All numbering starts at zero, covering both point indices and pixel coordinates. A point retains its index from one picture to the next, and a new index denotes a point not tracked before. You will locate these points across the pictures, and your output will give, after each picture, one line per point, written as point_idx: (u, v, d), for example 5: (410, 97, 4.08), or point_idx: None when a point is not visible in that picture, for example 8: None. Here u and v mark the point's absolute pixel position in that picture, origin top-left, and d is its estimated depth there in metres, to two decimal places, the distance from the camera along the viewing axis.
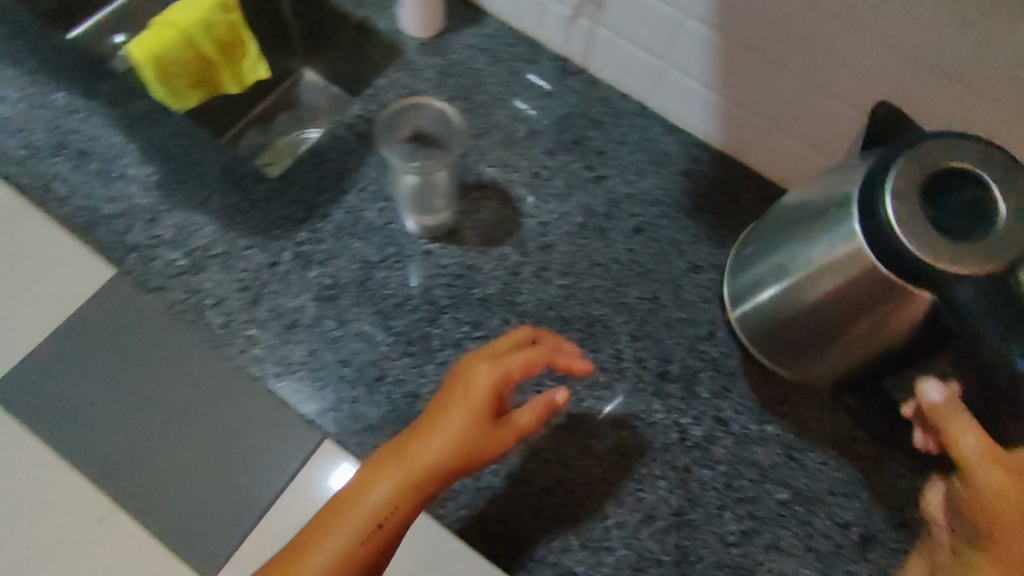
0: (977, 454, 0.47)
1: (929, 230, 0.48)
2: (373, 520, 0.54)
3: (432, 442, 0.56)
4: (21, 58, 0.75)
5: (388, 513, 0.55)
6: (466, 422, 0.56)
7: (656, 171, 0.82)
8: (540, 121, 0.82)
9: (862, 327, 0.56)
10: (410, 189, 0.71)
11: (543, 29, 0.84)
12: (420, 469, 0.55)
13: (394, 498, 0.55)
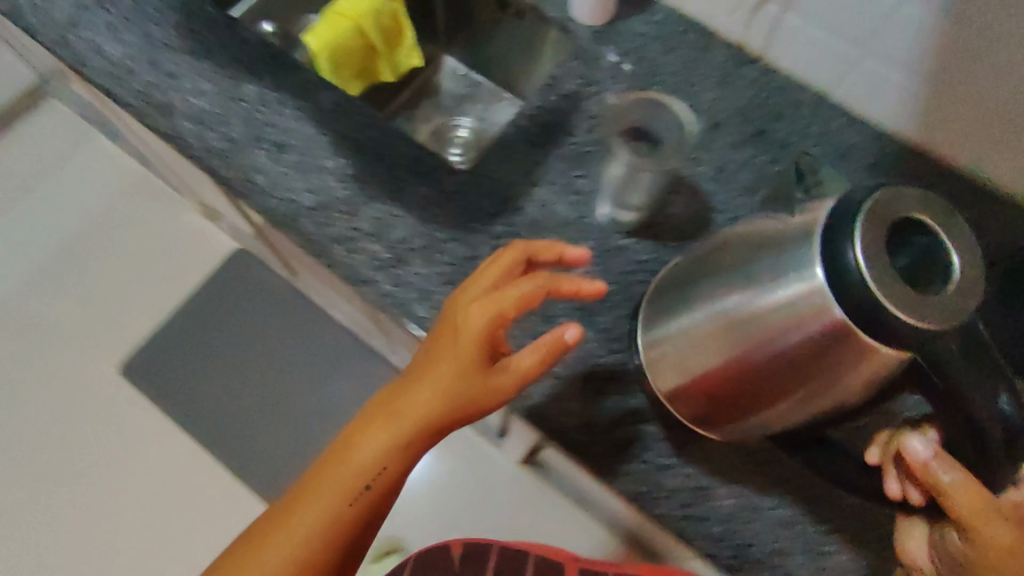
0: (974, 510, 0.45)
1: (898, 278, 0.43)
2: (382, 467, 0.56)
3: (425, 391, 0.56)
4: (212, 53, 0.75)
5: (375, 464, 0.56)
6: (440, 369, 0.56)
7: (841, 165, 0.79)
8: (721, 113, 0.80)
9: (798, 378, 0.52)
10: (619, 175, 0.71)
11: (720, 17, 0.82)
12: (410, 413, 0.56)
13: (383, 447, 0.56)
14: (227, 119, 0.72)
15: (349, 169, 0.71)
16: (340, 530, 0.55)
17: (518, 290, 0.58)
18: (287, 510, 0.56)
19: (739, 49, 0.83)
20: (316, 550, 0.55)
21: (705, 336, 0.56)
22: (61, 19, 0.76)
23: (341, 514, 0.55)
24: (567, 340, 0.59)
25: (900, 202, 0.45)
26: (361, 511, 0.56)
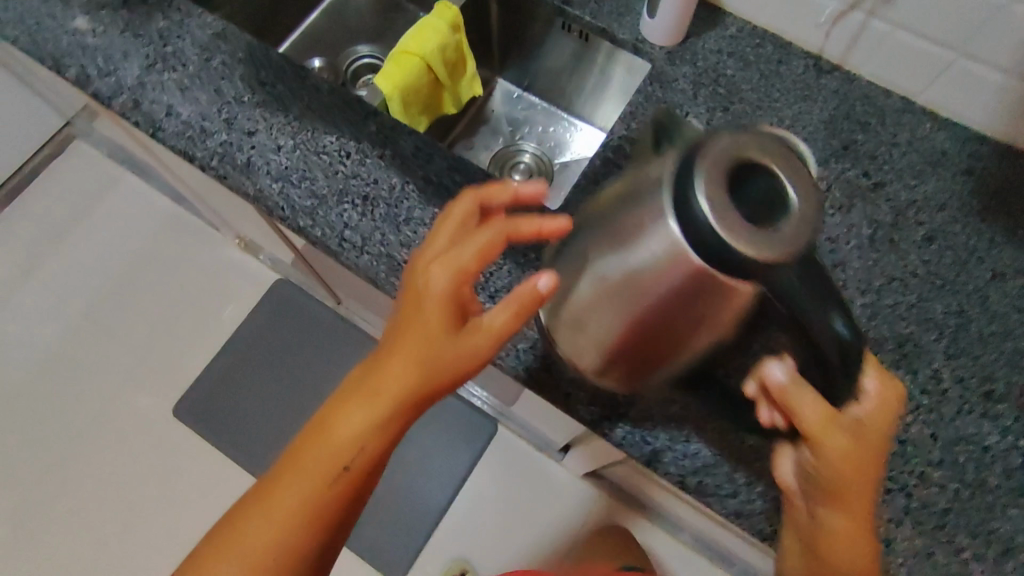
0: (824, 430, 0.49)
1: (735, 213, 0.42)
2: (361, 456, 0.51)
3: (397, 363, 0.50)
4: (285, 104, 0.74)
5: (353, 452, 0.51)
6: (418, 337, 0.50)
7: (936, 173, 0.76)
8: (806, 128, 0.77)
9: (662, 328, 0.51)
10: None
11: (797, 28, 0.79)
12: (389, 392, 0.50)
13: (364, 431, 0.51)
14: (311, 174, 0.71)
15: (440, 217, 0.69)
16: (319, 519, 0.52)
17: (477, 243, 0.51)
18: (265, 494, 0.52)
19: (817, 58, 0.81)
20: (293, 539, 0.51)
21: (591, 301, 0.52)
22: (131, 82, 0.74)
23: (320, 504, 0.51)
24: (542, 292, 0.50)
25: (731, 150, 0.43)
26: (338, 500, 0.52)
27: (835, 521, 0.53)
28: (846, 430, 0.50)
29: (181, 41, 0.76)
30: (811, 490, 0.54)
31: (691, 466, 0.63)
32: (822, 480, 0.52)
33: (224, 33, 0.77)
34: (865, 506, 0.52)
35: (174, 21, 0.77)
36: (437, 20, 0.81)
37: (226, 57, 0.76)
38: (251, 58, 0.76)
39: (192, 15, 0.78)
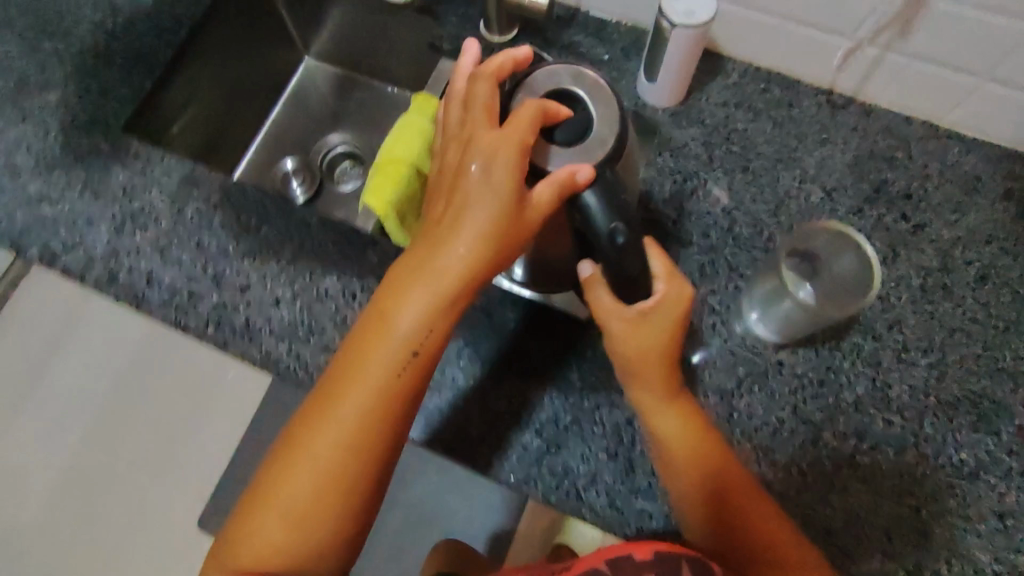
0: (607, 308, 0.53)
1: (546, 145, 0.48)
2: (421, 340, 0.47)
3: (435, 270, 0.46)
4: (274, 249, 0.67)
5: (413, 337, 0.47)
6: (468, 203, 0.46)
7: (976, 203, 0.71)
8: (833, 176, 0.71)
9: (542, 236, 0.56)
10: (777, 298, 0.64)
11: (804, 66, 0.73)
12: (445, 278, 0.46)
13: (420, 326, 0.47)
14: (319, 324, 0.65)
15: (470, 354, 0.65)
16: (381, 417, 0.47)
17: (517, 122, 0.46)
18: (319, 404, 0.47)
19: (829, 93, 0.74)
20: (360, 455, 0.47)
21: None
22: (103, 252, 0.67)
23: (386, 403, 0.47)
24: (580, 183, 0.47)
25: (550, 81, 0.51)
26: (401, 401, 0.47)
27: (672, 425, 0.56)
28: (628, 321, 0.53)
29: (146, 194, 0.69)
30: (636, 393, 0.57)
31: None
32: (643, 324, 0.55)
33: (190, 176, 0.70)
34: (669, 383, 0.56)
35: (133, 172, 0.70)
36: (421, 121, 0.74)
37: (200, 204, 0.69)
38: (227, 201, 0.69)
39: (150, 161, 0.70)
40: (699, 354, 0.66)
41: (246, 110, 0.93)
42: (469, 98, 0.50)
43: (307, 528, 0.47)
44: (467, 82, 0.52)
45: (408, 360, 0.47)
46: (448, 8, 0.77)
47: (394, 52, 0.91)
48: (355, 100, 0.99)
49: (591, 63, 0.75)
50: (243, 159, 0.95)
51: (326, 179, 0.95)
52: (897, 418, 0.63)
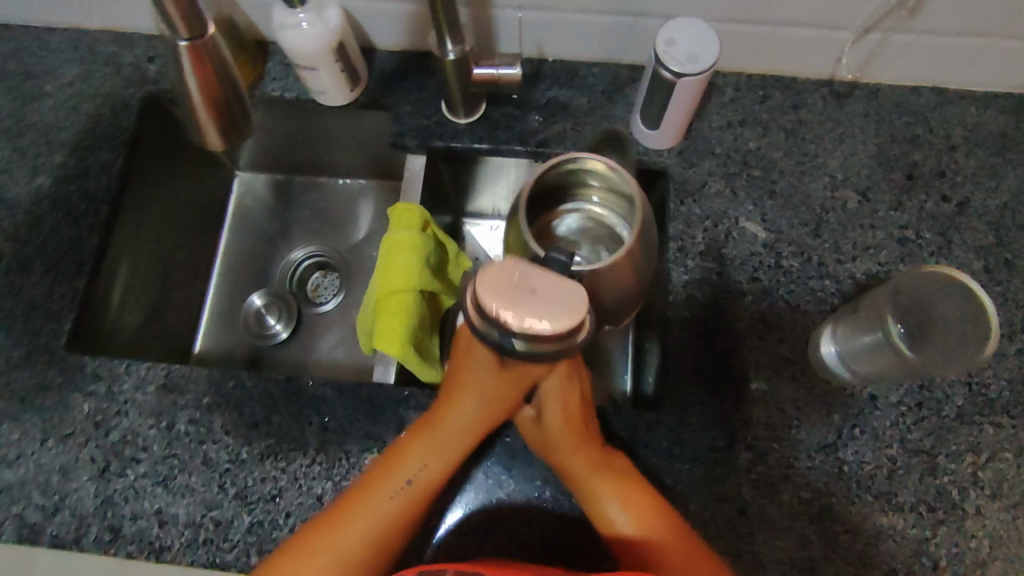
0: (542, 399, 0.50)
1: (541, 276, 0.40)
2: (428, 480, 0.51)
3: (461, 421, 0.51)
4: (295, 440, 0.58)
5: (422, 475, 0.51)
6: (497, 388, 0.49)
7: (1010, 161, 0.66)
8: (862, 175, 0.66)
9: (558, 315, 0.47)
10: (869, 330, 0.57)
11: (800, 62, 0.67)
12: (456, 440, 0.51)
13: (426, 466, 0.51)
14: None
15: (551, 490, 0.58)
16: (391, 539, 0.49)
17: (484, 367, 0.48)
18: (339, 512, 0.49)
19: (831, 82, 0.68)
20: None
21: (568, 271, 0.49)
22: (94, 505, 0.56)
23: (384, 534, 0.49)
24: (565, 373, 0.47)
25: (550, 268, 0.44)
26: (414, 523, 0.50)
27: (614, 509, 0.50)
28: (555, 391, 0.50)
29: (124, 419, 0.58)
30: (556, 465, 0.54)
31: None
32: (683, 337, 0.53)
33: (170, 380, 0.59)
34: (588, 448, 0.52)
35: (99, 398, 0.59)
36: (410, 236, 0.64)
37: (191, 411, 0.59)
38: (223, 399, 0.59)
39: (116, 379, 0.59)
40: (757, 382, 0.60)
41: (192, 255, 0.81)
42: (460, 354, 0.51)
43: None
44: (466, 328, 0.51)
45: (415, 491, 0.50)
46: (396, 97, 0.67)
47: (338, 149, 0.80)
48: (307, 205, 0.87)
49: (575, 119, 0.67)
50: (205, 306, 0.82)
51: (303, 302, 0.84)
52: (1005, 418, 0.60)
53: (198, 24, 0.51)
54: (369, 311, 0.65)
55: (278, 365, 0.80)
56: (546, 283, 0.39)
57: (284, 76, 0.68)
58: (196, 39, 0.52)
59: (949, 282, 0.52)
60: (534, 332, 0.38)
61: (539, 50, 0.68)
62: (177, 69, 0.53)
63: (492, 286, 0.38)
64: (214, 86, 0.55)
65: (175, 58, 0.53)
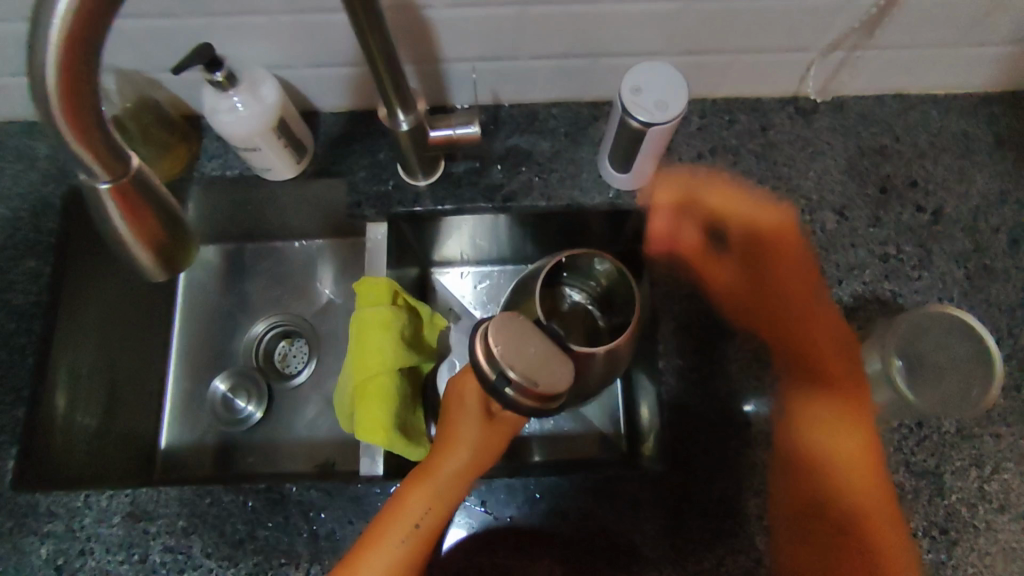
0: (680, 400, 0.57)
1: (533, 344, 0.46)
2: (432, 525, 0.50)
3: (456, 467, 0.51)
4: (283, 554, 0.53)
5: (425, 521, 0.50)
6: (482, 438, 0.51)
7: (977, 163, 0.65)
8: (836, 193, 0.64)
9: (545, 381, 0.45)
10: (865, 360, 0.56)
11: (761, 84, 0.66)
12: (453, 488, 0.50)
13: (430, 510, 0.50)
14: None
15: (559, 566, 0.55)
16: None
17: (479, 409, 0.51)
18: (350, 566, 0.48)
19: (795, 100, 0.67)
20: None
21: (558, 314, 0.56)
22: None
23: None
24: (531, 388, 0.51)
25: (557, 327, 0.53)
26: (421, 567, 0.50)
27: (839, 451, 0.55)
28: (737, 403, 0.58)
29: (91, 558, 0.54)
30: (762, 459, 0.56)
31: None
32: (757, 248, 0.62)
33: (138, 506, 0.55)
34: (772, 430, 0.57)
35: (59, 538, 0.54)
36: (381, 312, 0.61)
37: (166, 538, 0.54)
38: (199, 520, 0.54)
39: (76, 514, 0.55)
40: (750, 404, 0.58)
41: (145, 346, 0.75)
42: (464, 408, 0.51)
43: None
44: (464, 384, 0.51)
45: (420, 536, 0.49)
46: (349, 163, 0.63)
47: (293, 215, 0.74)
48: (263, 273, 0.81)
49: (540, 166, 0.63)
50: (166, 397, 0.76)
51: (272, 377, 0.78)
52: (1002, 426, 0.59)
53: (121, 161, 0.35)
54: (347, 397, 0.62)
55: (255, 450, 0.74)
56: (547, 347, 0.46)
57: (223, 152, 0.64)
58: (120, 178, 0.35)
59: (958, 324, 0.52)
60: (524, 383, 0.45)
61: (494, 96, 0.65)
62: (102, 219, 0.37)
63: (502, 334, 0.45)
64: (152, 230, 0.37)
65: (94, 204, 0.36)
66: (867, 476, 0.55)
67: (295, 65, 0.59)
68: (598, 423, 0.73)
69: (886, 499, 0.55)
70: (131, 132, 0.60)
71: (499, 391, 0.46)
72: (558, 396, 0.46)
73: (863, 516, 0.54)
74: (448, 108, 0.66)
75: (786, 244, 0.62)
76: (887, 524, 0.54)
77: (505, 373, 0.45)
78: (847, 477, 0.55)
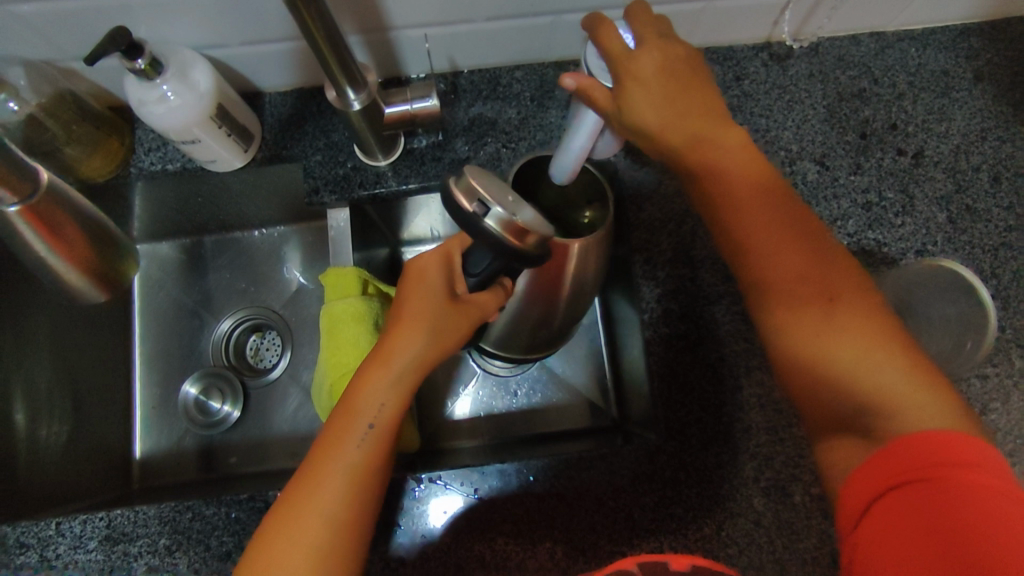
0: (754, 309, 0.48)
1: (501, 184, 0.42)
2: (393, 413, 0.46)
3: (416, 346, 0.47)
4: None
5: (386, 408, 0.46)
6: (445, 316, 0.48)
7: (956, 100, 0.63)
8: (816, 142, 0.62)
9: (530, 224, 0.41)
10: None
11: (734, 30, 0.62)
12: (413, 371, 0.47)
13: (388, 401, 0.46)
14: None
15: (562, 548, 0.54)
16: (362, 492, 0.45)
17: (433, 289, 0.48)
18: (307, 475, 0.45)
19: (769, 47, 0.64)
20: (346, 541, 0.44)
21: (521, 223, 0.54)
22: None
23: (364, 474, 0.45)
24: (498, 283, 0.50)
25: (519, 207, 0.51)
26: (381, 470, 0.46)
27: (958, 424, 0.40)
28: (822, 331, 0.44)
29: None
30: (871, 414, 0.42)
31: None
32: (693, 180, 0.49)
33: (115, 525, 0.53)
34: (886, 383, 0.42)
35: (34, 569, 0.52)
36: (352, 305, 0.58)
37: (148, 558, 0.52)
38: (182, 537, 0.52)
39: (48, 544, 0.52)
40: (737, 364, 0.57)
41: (106, 354, 0.71)
42: (422, 285, 0.48)
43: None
44: (422, 263, 0.48)
45: (383, 424, 0.46)
46: (302, 146, 0.59)
47: (249, 203, 0.69)
48: (225, 265, 0.77)
49: (507, 135, 0.60)
50: (135, 403, 0.73)
51: (245, 373, 0.74)
52: (989, 368, 0.57)
53: (34, 184, 0.43)
54: (325, 393, 0.59)
55: (236, 449, 0.71)
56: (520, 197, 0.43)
57: (160, 144, 0.59)
58: (32, 197, 0.44)
59: (945, 277, 0.51)
60: (508, 217, 0.40)
61: (451, 63, 0.61)
62: (18, 237, 0.45)
63: (479, 175, 0.42)
64: (67, 242, 0.47)
65: (13, 226, 0.44)
66: (849, 331, 0.43)
67: (228, 44, 0.54)
68: (585, 392, 0.72)
69: (946, 407, 0.41)
70: (55, 132, 0.55)
71: (479, 229, 0.40)
72: (540, 245, 0.42)
73: (875, 367, 0.42)
74: (402, 80, 0.62)
75: (687, 87, 0.49)
76: (923, 398, 0.41)
77: (486, 203, 0.40)
78: (860, 348, 0.43)
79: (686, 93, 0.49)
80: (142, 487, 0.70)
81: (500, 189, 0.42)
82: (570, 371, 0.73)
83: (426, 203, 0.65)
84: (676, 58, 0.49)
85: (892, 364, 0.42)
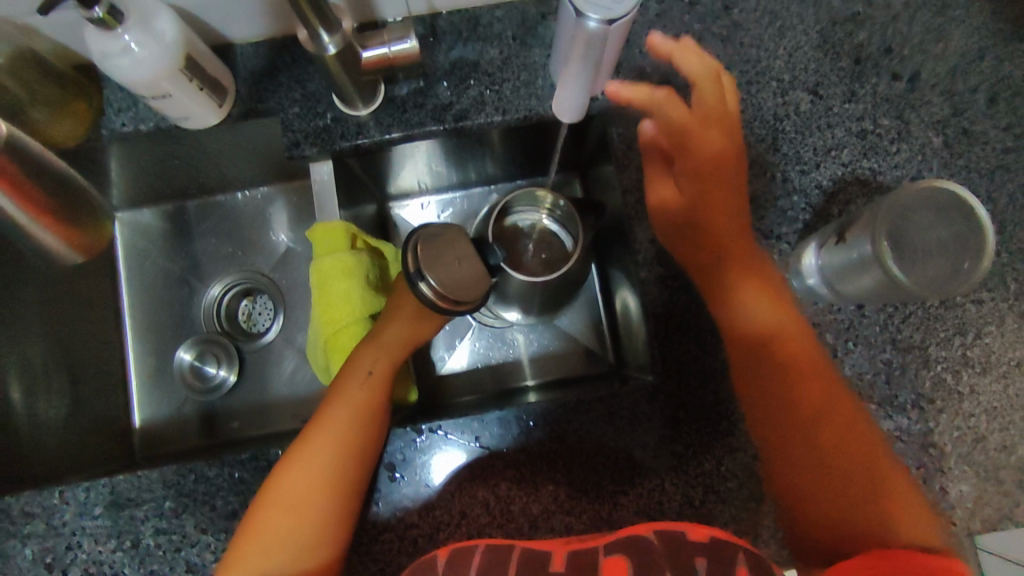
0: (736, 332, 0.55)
1: (446, 254, 0.52)
2: (384, 372, 0.54)
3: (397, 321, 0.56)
4: None
5: (376, 369, 0.54)
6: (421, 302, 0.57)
7: (953, 20, 0.61)
8: (809, 70, 0.60)
9: (455, 277, 0.51)
10: (854, 245, 0.53)
11: None
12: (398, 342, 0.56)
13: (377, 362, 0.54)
14: (381, 547, 0.53)
15: (566, 490, 0.54)
16: (353, 446, 0.51)
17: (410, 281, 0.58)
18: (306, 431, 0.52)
19: None
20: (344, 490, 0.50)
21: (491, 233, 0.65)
22: None
23: (355, 418, 0.51)
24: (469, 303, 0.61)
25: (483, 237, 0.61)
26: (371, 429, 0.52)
27: (917, 525, 0.48)
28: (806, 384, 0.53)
29: (81, 551, 0.52)
30: (852, 477, 0.51)
31: (976, 525, 0.54)
32: (697, 233, 0.57)
33: (120, 490, 0.53)
34: (880, 486, 0.50)
35: (42, 538, 0.52)
36: (342, 259, 0.57)
37: (156, 521, 0.52)
38: (187, 499, 0.52)
39: (54, 512, 0.53)
40: None
41: (95, 326, 0.70)
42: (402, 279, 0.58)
43: (309, 550, 0.48)
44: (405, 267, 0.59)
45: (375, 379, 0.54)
46: (278, 99, 0.57)
47: (229, 163, 0.67)
48: (209, 231, 0.75)
49: (490, 77, 0.58)
50: (131, 374, 0.73)
51: (240, 338, 0.74)
52: (984, 293, 0.57)
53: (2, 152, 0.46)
54: (320, 350, 0.59)
55: (236, 414, 0.71)
56: (468, 256, 0.52)
57: (129, 103, 0.57)
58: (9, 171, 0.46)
59: (957, 206, 0.50)
60: (439, 289, 0.50)
61: (428, 4, 0.58)
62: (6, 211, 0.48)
63: (429, 242, 0.51)
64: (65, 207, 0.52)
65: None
66: (822, 390, 0.53)
67: None
68: (581, 339, 0.72)
69: (915, 516, 0.49)
70: (17, 93, 0.52)
71: (415, 287, 0.51)
72: (473, 304, 0.52)
73: (858, 463, 0.51)
74: (379, 24, 0.59)
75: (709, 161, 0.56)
76: (885, 492, 0.50)
77: (425, 275, 0.51)
78: (825, 425, 0.52)
79: (716, 172, 0.57)
80: (146, 455, 0.70)
81: (445, 258, 0.51)
82: (566, 319, 0.72)
83: (410, 154, 0.63)
84: (726, 149, 0.56)
85: (862, 447, 0.52)
